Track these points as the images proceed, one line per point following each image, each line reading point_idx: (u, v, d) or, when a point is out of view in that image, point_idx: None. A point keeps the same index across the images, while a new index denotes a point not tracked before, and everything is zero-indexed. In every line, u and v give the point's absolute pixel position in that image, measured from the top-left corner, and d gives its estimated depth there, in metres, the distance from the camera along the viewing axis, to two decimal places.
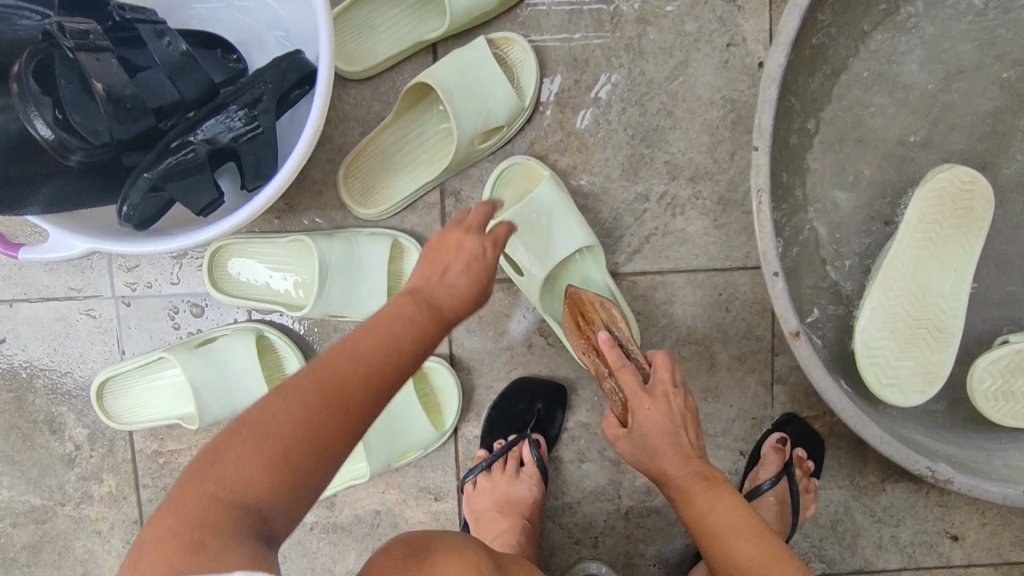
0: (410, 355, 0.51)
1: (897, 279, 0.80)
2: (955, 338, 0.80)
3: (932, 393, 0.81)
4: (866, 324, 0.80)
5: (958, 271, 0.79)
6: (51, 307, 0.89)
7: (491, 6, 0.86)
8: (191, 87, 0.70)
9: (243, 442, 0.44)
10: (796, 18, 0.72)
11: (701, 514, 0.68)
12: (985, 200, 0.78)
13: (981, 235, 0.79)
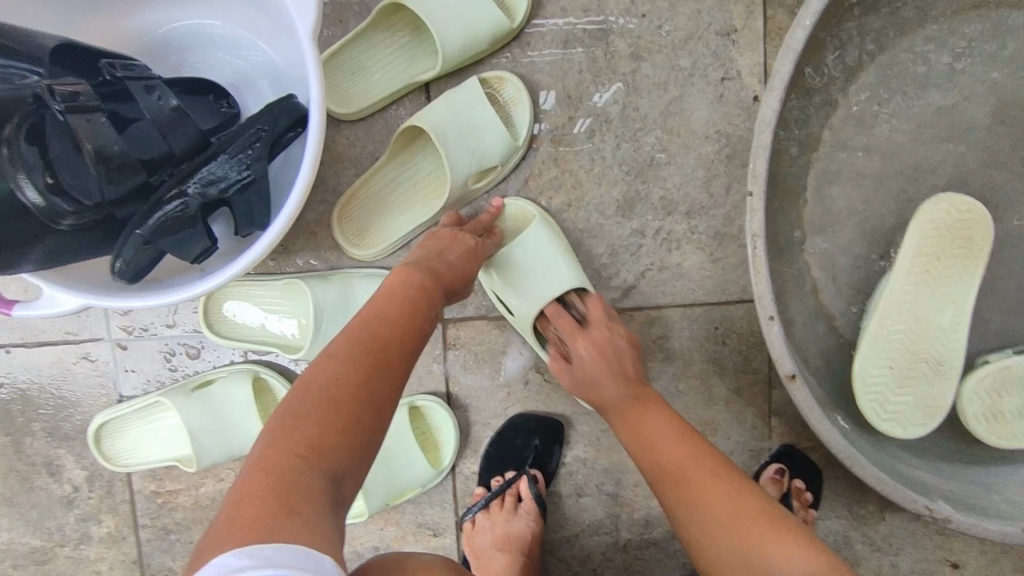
0: (400, 345, 0.60)
1: (891, 315, 0.80)
2: (955, 371, 0.80)
3: (935, 425, 0.80)
4: (862, 361, 0.80)
5: (955, 304, 0.79)
6: (48, 351, 0.89)
7: (482, 46, 0.86)
8: (181, 141, 0.71)
9: (285, 437, 0.49)
10: (791, 60, 0.72)
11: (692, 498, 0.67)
12: (983, 229, 0.78)
13: (979, 265, 0.79)
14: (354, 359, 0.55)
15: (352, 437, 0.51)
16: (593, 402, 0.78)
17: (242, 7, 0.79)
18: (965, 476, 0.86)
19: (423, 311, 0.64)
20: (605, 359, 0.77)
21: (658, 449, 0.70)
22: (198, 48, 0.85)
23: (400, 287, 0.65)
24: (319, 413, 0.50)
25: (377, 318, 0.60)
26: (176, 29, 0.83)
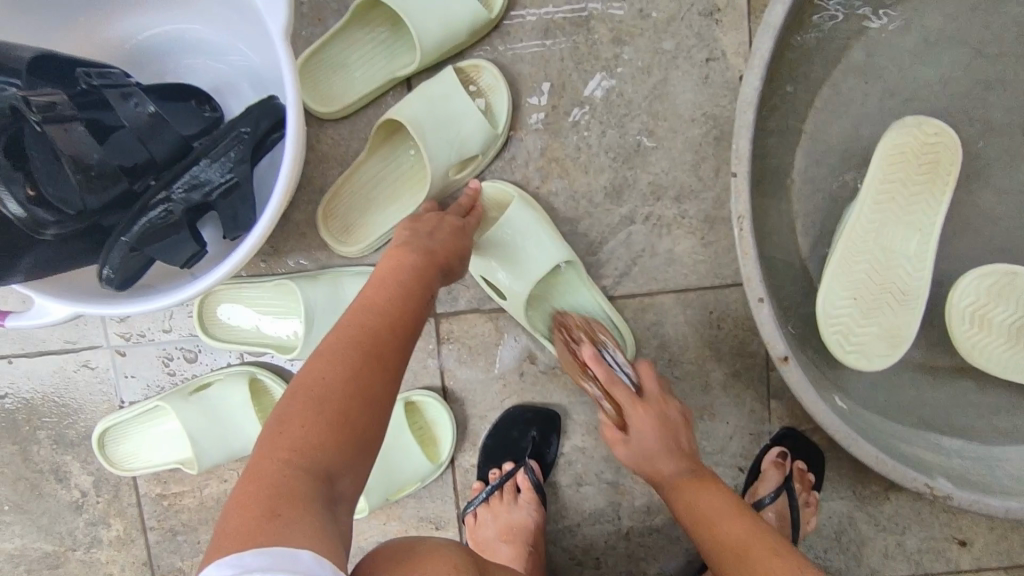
0: (388, 333, 0.59)
1: (860, 242, 0.78)
2: (920, 301, 0.78)
3: (898, 357, 0.79)
4: (828, 290, 0.78)
5: (922, 231, 0.78)
6: (50, 360, 0.91)
7: (461, 37, 0.86)
8: (162, 147, 0.73)
9: (278, 442, 0.50)
10: (770, 38, 0.71)
11: (693, 508, 0.70)
12: (951, 154, 0.77)
13: (948, 194, 0.77)
14: (342, 354, 0.56)
15: (340, 434, 0.51)
16: (651, 476, 0.77)
17: (221, 12, 0.80)
18: (967, 452, 0.85)
19: (415, 299, 0.64)
20: (665, 431, 0.76)
21: (717, 525, 0.67)
22: (180, 53, 0.85)
23: (388, 275, 0.65)
24: (303, 416, 0.51)
25: (366, 310, 0.61)
26: (157, 35, 0.84)
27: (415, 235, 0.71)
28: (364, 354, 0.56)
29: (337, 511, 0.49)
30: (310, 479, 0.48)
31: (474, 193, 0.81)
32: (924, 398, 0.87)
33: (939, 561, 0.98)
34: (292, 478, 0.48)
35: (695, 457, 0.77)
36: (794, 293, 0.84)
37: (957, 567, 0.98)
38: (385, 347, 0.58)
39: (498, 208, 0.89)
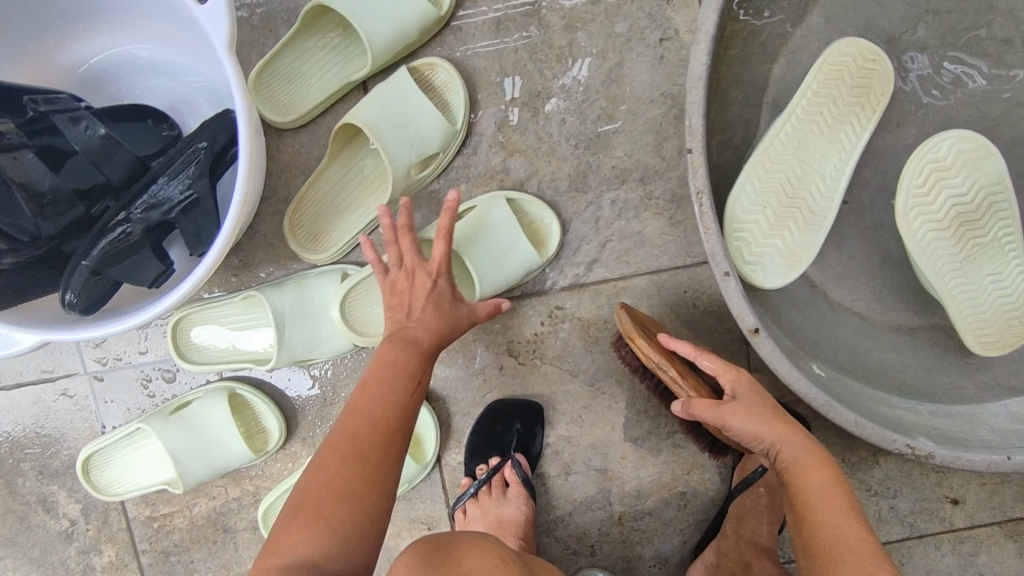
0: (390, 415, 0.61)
1: (778, 152, 0.79)
2: (826, 224, 0.79)
3: (791, 278, 0.79)
4: (741, 190, 0.78)
5: (841, 154, 0.79)
6: (29, 391, 0.91)
7: (412, 36, 0.85)
8: (117, 169, 0.73)
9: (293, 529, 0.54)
10: (715, 11, 0.71)
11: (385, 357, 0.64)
12: (882, 85, 0.80)
13: (872, 122, 0.79)
14: (336, 462, 0.58)
15: (323, 530, 0.54)
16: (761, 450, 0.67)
17: (168, 28, 0.79)
18: (948, 411, 0.85)
19: (394, 389, 0.62)
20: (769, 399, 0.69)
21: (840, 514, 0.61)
22: (134, 74, 0.85)
23: (375, 365, 0.64)
24: (303, 520, 0.54)
25: (351, 412, 0.61)
26: (110, 56, 0.83)
27: (394, 309, 0.66)
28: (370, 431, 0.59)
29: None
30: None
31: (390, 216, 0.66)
32: (901, 360, 0.88)
33: (932, 521, 0.98)
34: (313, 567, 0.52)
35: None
36: None
37: (950, 526, 0.98)
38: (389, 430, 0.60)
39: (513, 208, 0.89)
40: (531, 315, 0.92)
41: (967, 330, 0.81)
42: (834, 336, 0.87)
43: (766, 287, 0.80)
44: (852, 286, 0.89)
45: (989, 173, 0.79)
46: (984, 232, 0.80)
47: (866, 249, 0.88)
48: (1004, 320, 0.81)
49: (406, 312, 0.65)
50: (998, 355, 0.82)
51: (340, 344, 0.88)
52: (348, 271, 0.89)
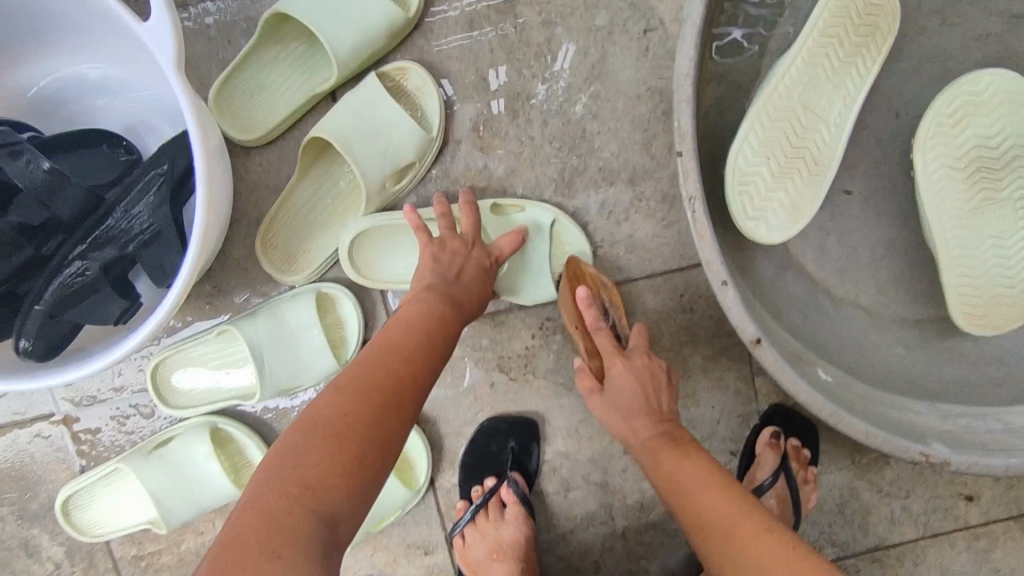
0: (419, 364, 0.62)
1: (782, 101, 0.71)
2: (830, 173, 0.73)
3: (795, 232, 0.73)
4: (743, 143, 0.71)
5: (845, 100, 0.73)
6: (1, 435, 0.87)
7: (380, 41, 0.80)
8: (67, 206, 0.68)
9: (311, 461, 0.51)
10: (701, 2, 0.66)
11: (422, 305, 0.67)
12: (890, 21, 0.72)
13: (877, 63, 0.72)
14: (362, 397, 0.56)
15: (354, 471, 0.51)
16: (625, 436, 0.73)
17: (117, 46, 0.74)
18: (962, 410, 0.81)
19: (436, 349, 0.64)
20: (642, 393, 0.73)
21: (698, 502, 0.64)
22: (86, 95, 0.79)
23: (414, 317, 0.66)
24: (318, 454, 0.51)
25: (386, 356, 0.61)
26: (60, 77, 0.78)
27: (439, 272, 0.71)
28: (399, 377, 0.59)
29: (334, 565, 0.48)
30: (314, 521, 0.48)
31: (417, 215, 0.74)
32: (909, 358, 0.84)
33: (946, 519, 0.95)
34: (320, 514, 0.49)
35: (674, 418, 0.74)
36: (761, 269, 0.81)
37: (966, 524, 0.95)
38: (415, 377, 0.61)
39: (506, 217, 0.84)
40: (521, 329, 0.88)
41: (959, 291, 0.75)
42: (839, 336, 0.83)
43: (771, 243, 0.74)
44: (857, 283, 0.85)
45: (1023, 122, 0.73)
46: (997, 187, 0.74)
47: (870, 243, 0.84)
48: (997, 291, 0.75)
49: (453, 275, 0.71)
50: (976, 327, 0.76)
51: (326, 369, 0.84)
52: (323, 291, 0.84)
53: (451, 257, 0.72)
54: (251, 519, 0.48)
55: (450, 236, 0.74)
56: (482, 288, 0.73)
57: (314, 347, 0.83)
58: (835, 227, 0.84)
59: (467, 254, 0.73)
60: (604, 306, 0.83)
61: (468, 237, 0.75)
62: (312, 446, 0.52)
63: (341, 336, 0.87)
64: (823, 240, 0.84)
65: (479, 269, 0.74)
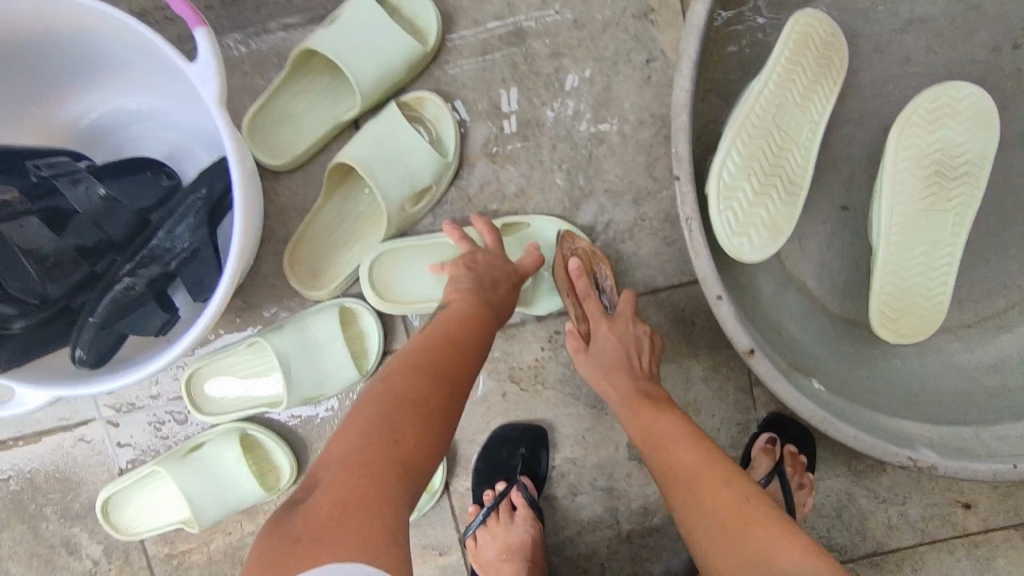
0: (473, 359, 0.68)
1: (761, 119, 0.75)
2: (802, 192, 0.78)
3: (773, 251, 0.77)
4: (725, 160, 0.74)
5: (812, 123, 0.78)
6: (47, 439, 0.93)
7: (399, 73, 0.87)
8: (118, 227, 0.75)
9: (405, 437, 0.55)
10: (696, 38, 0.71)
11: (469, 303, 0.73)
12: (841, 56, 0.79)
13: (835, 93, 0.78)
14: (436, 384, 0.61)
15: (432, 455, 0.57)
16: (609, 397, 0.78)
17: (161, 81, 0.81)
18: (954, 418, 0.85)
19: (483, 344, 0.70)
20: (624, 358, 0.78)
21: (669, 450, 0.69)
22: (133, 126, 0.87)
23: (466, 314, 0.71)
24: (410, 430, 0.56)
25: (450, 347, 0.66)
26: (110, 110, 0.85)
27: (480, 279, 0.76)
28: (459, 368, 0.65)
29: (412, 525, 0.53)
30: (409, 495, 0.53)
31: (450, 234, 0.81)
32: (904, 368, 0.88)
33: (944, 526, 0.98)
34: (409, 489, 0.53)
35: (654, 379, 0.79)
36: (758, 284, 0.86)
37: (962, 530, 0.98)
38: (470, 371, 0.66)
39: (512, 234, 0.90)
40: (531, 341, 0.93)
41: (880, 288, 0.79)
42: (834, 347, 0.87)
43: (751, 261, 0.77)
44: (852, 297, 0.89)
45: (984, 145, 0.79)
46: (949, 198, 0.79)
47: (864, 259, 0.88)
48: (912, 298, 0.80)
49: (491, 282, 0.77)
50: (885, 331, 0.81)
51: (347, 378, 0.89)
52: (345, 304, 0.90)
53: (484, 268, 0.78)
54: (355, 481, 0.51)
55: (479, 253, 0.79)
56: (512, 296, 0.79)
57: (337, 357, 0.88)
58: (829, 244, 0.88)
59: (499, 266, 0.79)
60: (598, 278, 0.87)
61: (496, 253, 0.80)
62: (405, 423, 0.56)
63: (361, 347, 0.92)
64: (818, 256, 0.88)
65: (511, 278, 0.79)
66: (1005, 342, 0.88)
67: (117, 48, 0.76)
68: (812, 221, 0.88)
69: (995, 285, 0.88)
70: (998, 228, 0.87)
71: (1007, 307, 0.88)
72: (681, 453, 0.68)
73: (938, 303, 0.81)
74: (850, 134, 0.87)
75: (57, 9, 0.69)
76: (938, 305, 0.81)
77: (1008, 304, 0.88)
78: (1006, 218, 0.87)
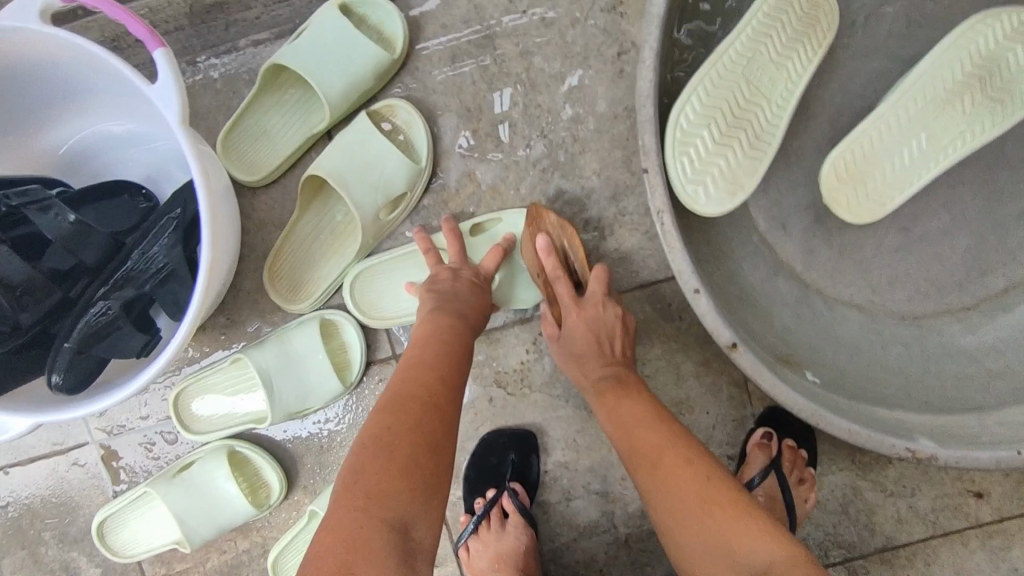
0: (450, 372, 0.66)
1: (728, 70, 0.75)
2: (768, 150, 0.77)
3: (731, 206, 0.75)
4: (685, 105, 0.74)
5: (789, 83, 0.77)
6: (42, 464, 0.94)
7: (367, 82, 0.86)
8: (91, 251, 0.76)
9: (372, 471, 0.54)
10: (656, 28, 0.69)
11: (432, 316, 0.72)
12: (827, 20, 0.78)
13: (817, 55, 0.77)
14: (403, 407, 0.60)
15: (415, 478, 0.55)
16: (580, 379, 0.77)
17: (131, 103, 0.81)
18: (955, 405, 0.81)
19: (457, 356, 0.68)
20: (596, 344, 0.76)
21: (633, 432, 0.67)
22: (110, 150, 0.88)
23: (432, 332, 0.70)
24: (375, 461, 0.55)
25: (419, 367, 0.65)
26: (85, 135, 0.86)
27: (441, 291, 0.76)
28: (428, 383, 0.63)
29: (416, 565, 0.51)
30: (387, 529, 0.51)
31: (424, 241, 0.82)
32: (902, 354, 0.85)
33: (957, 517, 0.94)
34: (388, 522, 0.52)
35: (628, 362, 0.77)
36: (743, 275, 0.84)
37: (976, 522, 0.93)
38: (447, 383, 0.64)
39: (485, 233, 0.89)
40: (516, 344, 0.92)
41: (841, 150, 0.78)
42: (825, 336, 0.85)
43: (707, 214, 0.76)
44: (842, 284, 0.86)
45: None
46: (967, 105, 0.76)
47: (852, 243, 0.86)
48: (869, 175, 0.78)
49: (451, 290, 0.76)
50: (831, 196, 0.79)
51: (330, 391, 0.89)
52: (326, 317, 0.90)
53: (442, 279, 0.77)
54: (326, 532, 0.52)
55: (435, 264, 0.80)
56: (483, 301, 0.78)
57: (319, 370, 0.88)
58: (815, 230, 0.86)
59: (458, 274, 0.78)
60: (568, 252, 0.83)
61: (455, 261, 0.80)
62: (371, 455, 0.55)
63: (344, 358, 0.92)
64: (804, 243, 0.86)
65: (473, 283, 0.78)
66: (1008, 323, 0.84)
67: (85, 74, 0.77)
68: (796, 206, 0.86)
69: (991, 265, 0.85)
70: (992, 204, 0.84)
71: (1006, 286, 0.85)
72: (651, 435, 0.66)
73: (889, 197, 0.79)
74: (829, 116, 0.84)
75: (16, 42, 0.69)
76: (892, 198, 0.78)
77: (1007, 284, 0.85)
78: (999, 194, 0.84)
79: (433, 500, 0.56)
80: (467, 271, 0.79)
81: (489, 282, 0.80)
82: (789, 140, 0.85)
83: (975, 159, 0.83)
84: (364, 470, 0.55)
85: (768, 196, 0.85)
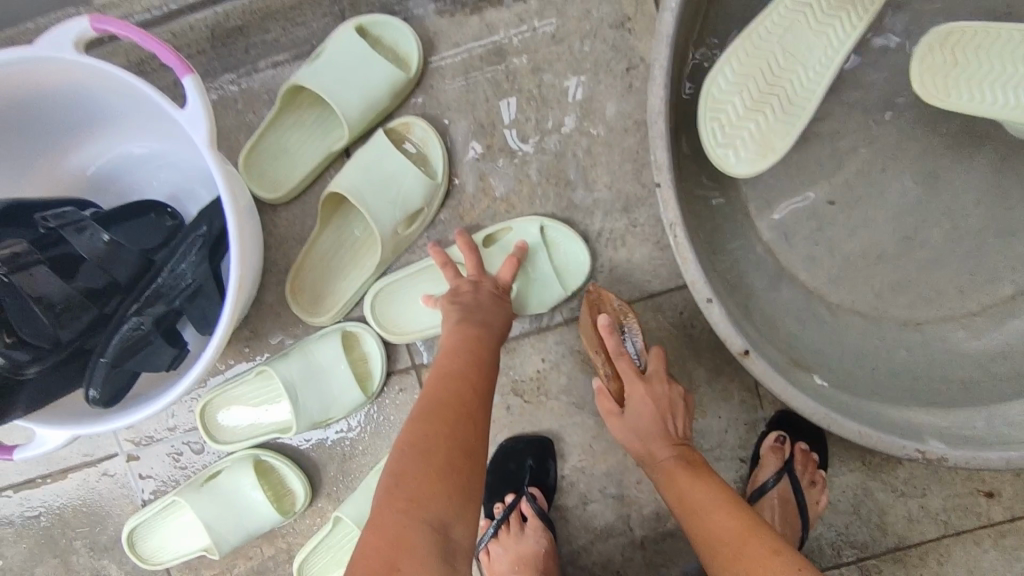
0: (479, 381, 0.68)
1: (765, 38, 0.78)
2: (805, 114, 0.78)
3: (763, 166, 0.77)
4: (719, 72, 0.77)
5: (826, 51, 0.79)
6: (73, 476, 0.97)
7: (385, 100, 0.89)
8: (124, 270, 0.79)
9: (413, 475, 0.57)
10: (666, 46, 0.72)
11: (460, 332, 0.74)
12: None
13: (859, 26, 0.78)
14: (438, 417, 0.62)
15: (450, 482, 0.57)
16: (643, 458, 0.79)
17: (158, 126, 0.84)
18: (964, 405, 0.83)
19: (484, 365, 0.71)
20: (659, 417, 0.79)
21: (703, 519, 0.68)
22: (137, 170, 0.91)
23: (457, 344, 0.73)
24: (413, 467, 0.57)
25: (447, 377, 0.68)
26: (112, 157, 0.89)
27: (465, 305, 0.78)
28: (461, 393, 0.66)
29: (455, 564, 0.53)
30: (427, 532, 0.53)
31: (442, 253, 0.84)
32: (910, 357, 0.87)
33: (968, 517, 0.95)
34: (427, 524, 0.54)
35: (688, 442, 0.79)
36: (752, 282, 0.86)
37: (987, 520, 0.95)
38: (477, 394, 0.67)
39: (500, 241, 0.92)
40: (531, 352, 0.94)
41: (972, 25, 0.78)
42: (835, 341, 0.87)
43: (735, 175, 0.78)
44: (850, 290, 0.88)
45: None
46: None
47: (857, 250, 0.88)
48: (963, 62, 0.78)
49: (475, 303, 0.78)
50: (928, 45, 0.78)
51: (353, 401, 0.91)
52: (347, 328, 0.93)
53: (465, 292, 0.80)
54: (370, 534, 0.54)
55: (456, 278, 0.82)
56: (504, 311, 0.80)
57: (341, 380, 0.91)
58: (822, 238, 0.88)
59: (479, 286, 0.81)
60: (626, 332, 0.87)
61: (474, 273, 0.83)
62: (412, 461, 0.58)
63: (365, 369, 0.95)
64: (812, 250, 0.88)
65: (494, 295, 0.81)
66: (1013, 326, 0.86)
67: (115, 99, 0.80)
68: (804, 215, 0.88)
69: (996, 269, 0.86)
70: (996, 210, 0.86)
71: (1011, 291, 0.86)
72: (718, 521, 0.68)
73: (961, 98, 0.77)
74: (835, 127, 0.87)
75: (52, 72, 0.72)
76: (958, 97, 0.77)
77: (1012, 289, 0.86)
78: (1004, 199, 0.85)
79: (471, 504, 0.58)
80: (489, 281, 0.82)
81: (508, 293, 0.83)
82: (795, 150, 0.87)
83: (979, 165, 0.85)
84: (407, 476, 0.57)
85: (775, 205, 0.88)
